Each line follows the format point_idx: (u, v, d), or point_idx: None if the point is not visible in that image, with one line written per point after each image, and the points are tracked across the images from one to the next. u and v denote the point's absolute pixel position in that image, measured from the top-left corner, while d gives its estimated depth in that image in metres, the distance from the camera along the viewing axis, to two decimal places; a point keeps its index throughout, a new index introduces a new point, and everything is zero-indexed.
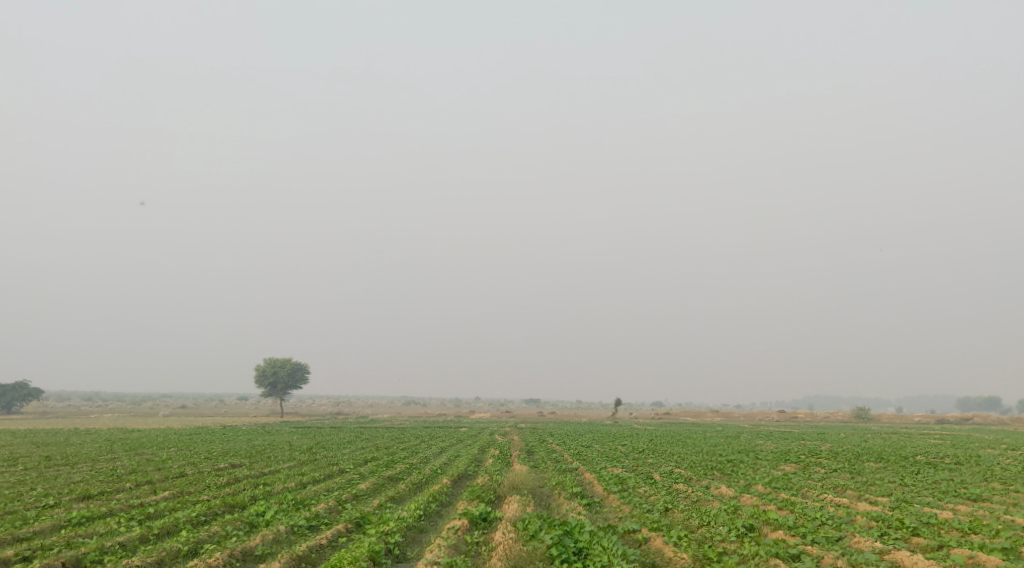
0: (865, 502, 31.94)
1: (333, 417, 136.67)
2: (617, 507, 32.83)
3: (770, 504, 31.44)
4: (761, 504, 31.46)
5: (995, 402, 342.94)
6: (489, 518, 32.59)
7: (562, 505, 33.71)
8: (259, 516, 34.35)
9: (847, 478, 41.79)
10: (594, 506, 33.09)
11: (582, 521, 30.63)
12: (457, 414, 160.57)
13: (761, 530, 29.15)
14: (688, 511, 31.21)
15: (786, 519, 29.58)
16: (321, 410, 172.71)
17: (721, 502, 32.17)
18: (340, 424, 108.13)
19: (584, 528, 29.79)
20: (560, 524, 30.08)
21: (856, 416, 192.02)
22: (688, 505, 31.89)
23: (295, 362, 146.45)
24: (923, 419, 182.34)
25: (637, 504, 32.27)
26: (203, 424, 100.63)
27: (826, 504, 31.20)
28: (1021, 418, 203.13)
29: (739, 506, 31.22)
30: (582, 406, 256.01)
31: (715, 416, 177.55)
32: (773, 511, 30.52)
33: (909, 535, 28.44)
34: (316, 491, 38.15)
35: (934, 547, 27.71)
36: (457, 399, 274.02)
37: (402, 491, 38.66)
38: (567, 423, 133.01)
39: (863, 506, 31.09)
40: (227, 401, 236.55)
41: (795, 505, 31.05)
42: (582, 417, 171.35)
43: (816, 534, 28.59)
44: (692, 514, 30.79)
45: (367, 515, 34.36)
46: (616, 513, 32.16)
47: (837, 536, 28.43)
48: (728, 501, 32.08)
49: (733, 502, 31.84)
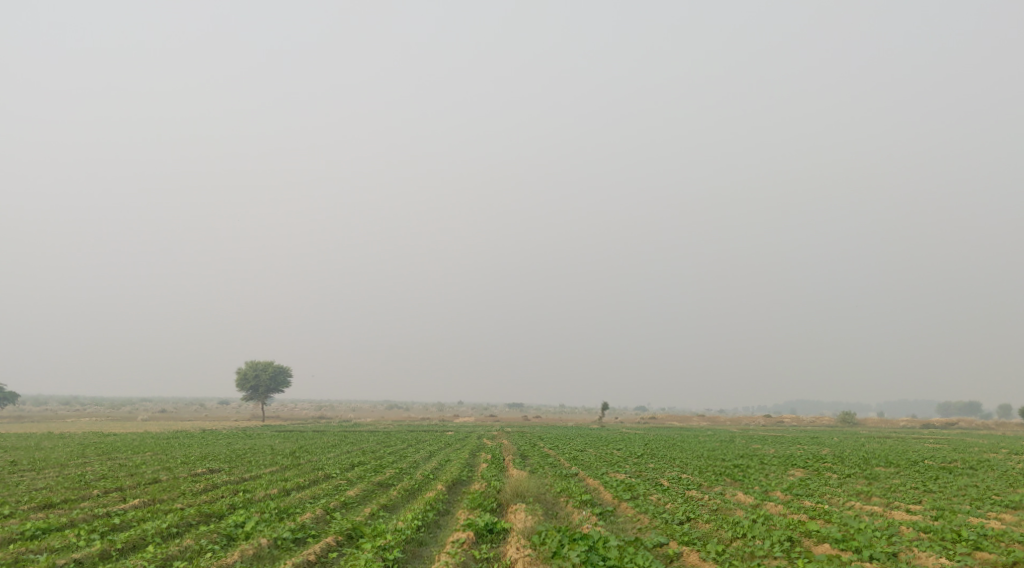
0: (908, 511, 29.57)
1: (316, 421, 133.77)
2: (632, 516, 30.30)
3: (803, 514, 29.03)
4: (792, 514, 29.05)
5: (974, 407, 345.34)
6: (496, 530, 29.92)
7: (571, 516, 31.15)
8: (237, 528, 31.49)
9: (866, 484, 39.52)
10: (608, 515, 30.53)
11: (603, 534, 28.06)
12: (441, 417, 157.99)
13: (803, 544, 26.78)
14: (715, 521, 28.74)
15: (829, 530, 27.21)
16: (302, 414, 169.28)
17: (747, 511, 29.73)
18: (324, 428, 105.15)
19: (610, 543, 27.27)
20: (581, 538, 27.47)
21: (843, 420, 186.78)
22: (712, 515, 29.44)
23: (278, 365, 142.98)
24: (910, 425, 179.47)
25: (657, 515, 29.76)
26: (181, 428, 96.84)
27: (866, 514, 28.82)
28: (1004, 423, 201.65)
29: (769, 515, 28.76)
30: (567, 411, 253.13)
31: (701, 421, 176.78)
32: (810, 521, 28.09)
33: (970, 549, 26.22)
34: (301, 499, 35.30)
35: (1005, 563, 25.43)
36: (440, 403, 270.68)
37: (395, 499, 35.88)
38: (554, 427, 131.09)
39: (906, 516, 28.77)
40: (208, 405, 232.03)
41: (832, 513, 28.68)
42: (569, 420, 169.86)
43: (865, 548, 26.20)
44: (723, 525, 28.37)
45: (359, 527, 31.53)
46: (635, 524, 29.58)
47: (891, 550, 26.08)
48: (754, 510, 29.68)
49: (762, 511, 29.41)
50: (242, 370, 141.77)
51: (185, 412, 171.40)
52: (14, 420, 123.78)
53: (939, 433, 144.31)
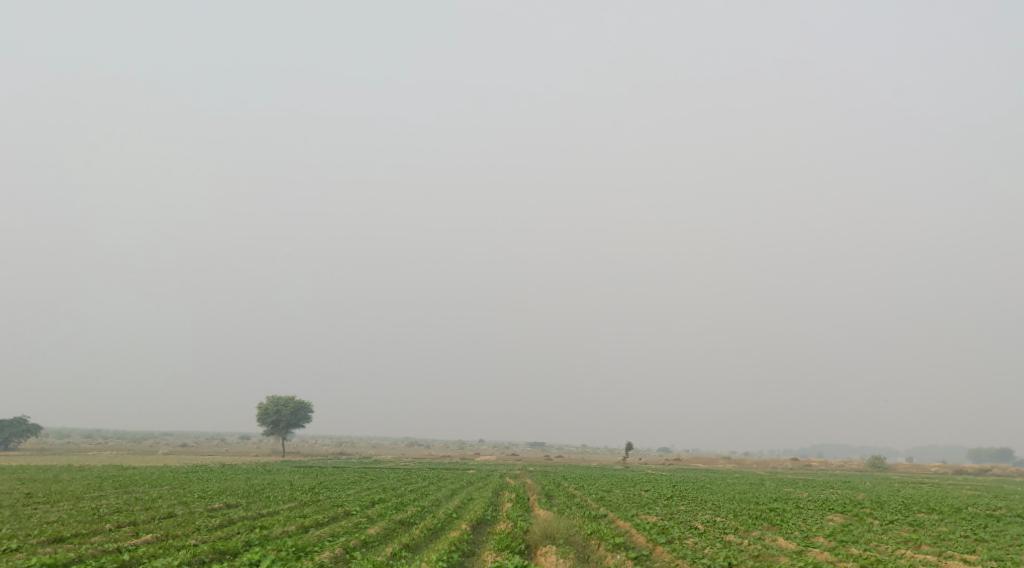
0: (968, 562, 27.76)
1: (337, 457, 132.68)
2: (669, 561, 28.67)
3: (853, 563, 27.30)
4: (842, 563, 27.32)
5: (1006, 454, 337.30)
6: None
7: (606, 560, 29.58)
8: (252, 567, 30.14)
9: (910, 530, 37.57)
10: (644, 560, 28.93)
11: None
12: (463, 455, 155.86)
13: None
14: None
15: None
16: (322, 449, 168.35)
17: (792, 558, 28.01)
18: (345, 464, 103.72)
19: None
20: None
21: (873, 464, 182.79)
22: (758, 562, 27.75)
23: (299, 400, 141.99)
24: (941, 472, 174.99)
25: (698, 561, 28.09)
26: (201, 462, 95.94)
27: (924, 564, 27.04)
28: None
29: (818, 563, 27.08)
30: (588, 451, 249.63)
31: (728, 462, 173.60)
32: None
33: None
34: (319, 536, 33.90)
35: None
36: (462, 441, 268.73)
37: (418, 538, 34.42)
38: (579, 467, 128.73)
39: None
40: (229, 440, 230.82)
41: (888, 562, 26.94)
42: (593, 460, 167.35)
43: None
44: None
45: None
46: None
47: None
48: (800, 557, 27.95)
49: (811, 559, 27.71)
50: (263, 405, 141.03)
51: (206, 447, 170.84)
52: (36, 451, 123.80)
53: (973, 480, 140.24)
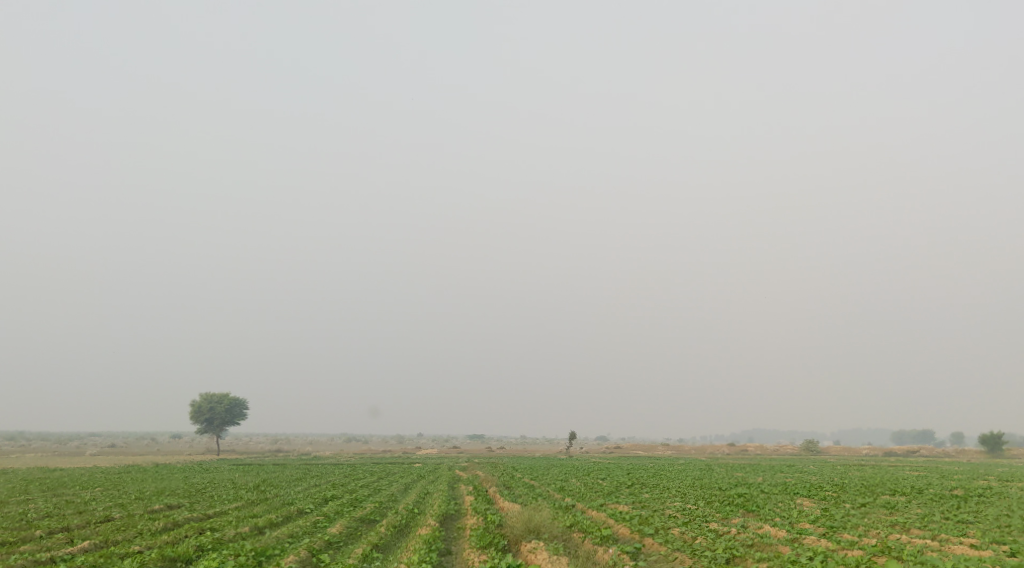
0: (976, 548, 26.59)
1: (273, 453, 128.49)
2: (671, 557, 27.07)
3: (863, 550, 25.96)
4: (849, 551, 26.18)
5: (927, 436, 349.13)
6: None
7: (599, 554, 27.99)
8: None
9: (887, 513, 36.67)
10: (641, 554, 27.56)
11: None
12: (404, 449, 152.92)
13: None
14: (770, 562, 25.90)
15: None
16: (258, 447, 163.02)
17: (788, 546, 27.11)
18: (284, 461, 99.94)
19: None
20: None
21: (805, 447, 186.89)
22: (761, 554, 26.58)
23: (234, 397, 137.18)
24: (873, 454, 176.83)
25: (702, 555, 26.76)
26: (131, 461, 91.24)
27: (930, 549, 25.95)
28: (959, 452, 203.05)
29: (827, 553, 25.83)
30: (529, 442, 247.42)
31: (669, 449, 174.48)
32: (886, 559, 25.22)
33: None
34: (278, 538, 31.17)
35: None
36: (400, 435, 266.11)
37: (387, 536, 32.12)
38: (521, 457, 127.77)
39: (972, 552, 25.88)
40: (159, 439, 221.62)
41: (903, 549, 25.65)
42: (535, 451, 166.25)
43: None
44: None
45: None
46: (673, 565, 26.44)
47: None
48: (800, 544, 26.96)
49: (814, 546, 26.45)
50: (196, 403, 135.66)
51: (136, 446, 164.32)
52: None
53: (905, 462, 142.12)
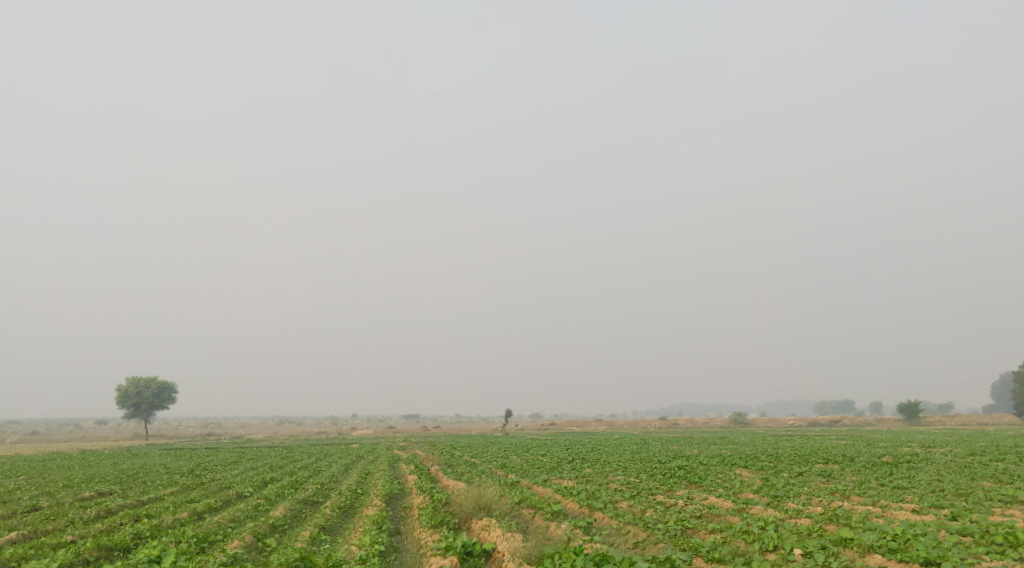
0: (917, 512, 27.55)
1: (203, 438, 125.63)
2: (625, 531, 27.22)
3: (812, 518, 26.65)
4: (796, 519, 26.86)
5: (848, 407, 362.24)
6: (475, 551, 26.71)
7: (551, 530, 28.01)
8: (154, 564, 26.14)
9: (823, 481, 37.77)
10: (592, 528, 27.73)
11: (608, 552, 25.12)
12: (340, 431, 151.26)
13: (839, 551, 24.67)
14: (723, 533, 26.38)
15: (869, 536, 25.07)
16: (186, 431, 158.96)
17: (737, 517, 27.56)
18: (216, 444, 97.70)
19: (635, 560, 24.42)
20: (605, 562, 24.44)
21: (734, 419, 191.69)
22: (713, 525, 27.03)
23: (162, 380, 133.46)
24: (799, 425, 182.33)
25: (655, 528, 27.07)
26: (54, 450, 87.89)
27: (875, 515, 26.79)
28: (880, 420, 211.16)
29: (778, 522, 26.42)
30: (464, 420, 247.48)
31: (603, 425, 176.81)
32: (831, 529, 25.88)
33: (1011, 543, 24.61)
34: (220, 523, 30.21)
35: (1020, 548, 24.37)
36: (334, 417, 263.51)
37: (332, 518, 31.50)
38: (458, 436, 127.78)
39: (915, 516, 26.82)
40: (81, 425, 213.93)
41: (851, 516, 26.46)
42: (471, 429, 166.42)
43: (910, 554, 24.18)
44: (739, 539, 25.89)
45: (309, 556, 26.80)
46: (628, 539, 26.67)
47: (939, 557, 23.88)
48: (749, 515, 27.44)
49: (764, 516, 27.03)
50: (122, 388, 131.46)
51: (58, 434, 158.63)
52: None
53: (829, 432, 147.04)
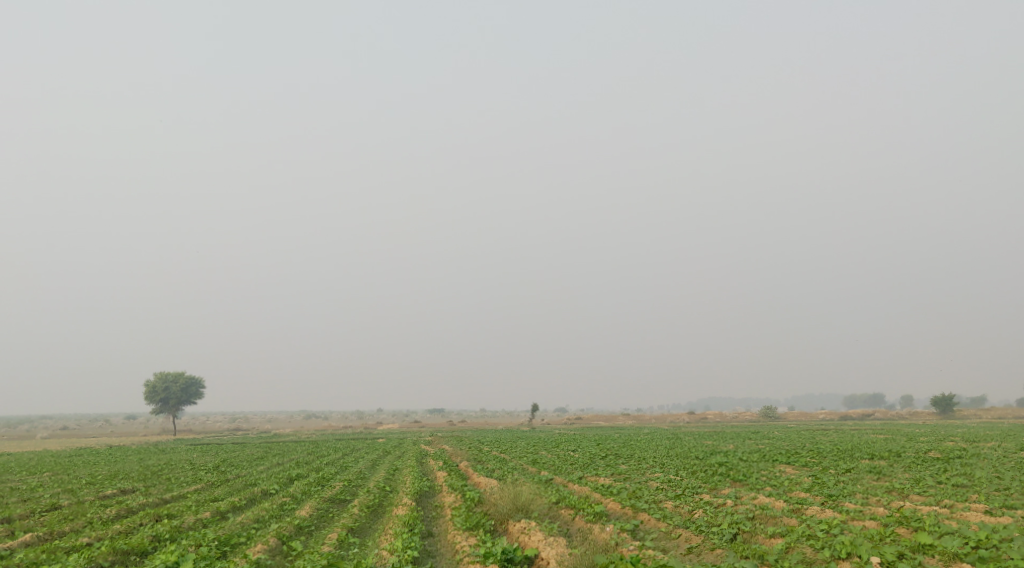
0: (991, 513, 25.86)
1: (231, 432, 125.58)
2: (678, 538, 25.76)
3: (881, 522, 25.19)
4: (860, 522, 25.43)
5: (877, 400, 356.57)
6: (517, 557, 25.31)
7: (596, 533, 26.55)
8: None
9: (876, 478, 36.00)
10: (639, 533, 26.34)
11: (664, 561, 23.68)
12: (365, 424, 150.74)
13: (919, 559, 23.17)
14: (786, 538, 24.95)
15: (951, 542, 23.51)
16: (214, 426, 158.72)
17: (797, 520, 26.03)
18: (243, 439, 97.17)
19: None
20: None
21: (764, 414, 188.37)
22: (772, 528, 25.61)
23: (189, 376, 133.39)
24: (830, 419, 178.65)
25: (710, 533, 25.67)
26: (82, 445, 87.60)
27: (948, 517, 25.20)
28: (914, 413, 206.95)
29: (844, 525, 24.95)
30: (489, 415, 246.26)
31: (631, 419, 174.31)
32: (902, 535, 24.32)
33: None
34: (242, 524, 28.90)
35: None
36: (360, 411, 263.38)
37: (360, 519, 30.10)
38: (485, 430, 126.55)
39: (990, 518, 25.14)
40: (111, 421, 215.25)
41: (924, 518, 24.93)
42: (497, 423, 164.95)
43: (999, 564, 22.63)
44: (804, 545, 24.42)
45: (337, 562, 25.30)
46: (680, 544, 25.41)
47: None
48: (811, 519, 25.88)
49: (827, 519, 25.52)
50: (150, 383, 131.41)
51: (87, 428, 159.56)
52: None
53: (860, 425, 143.91)
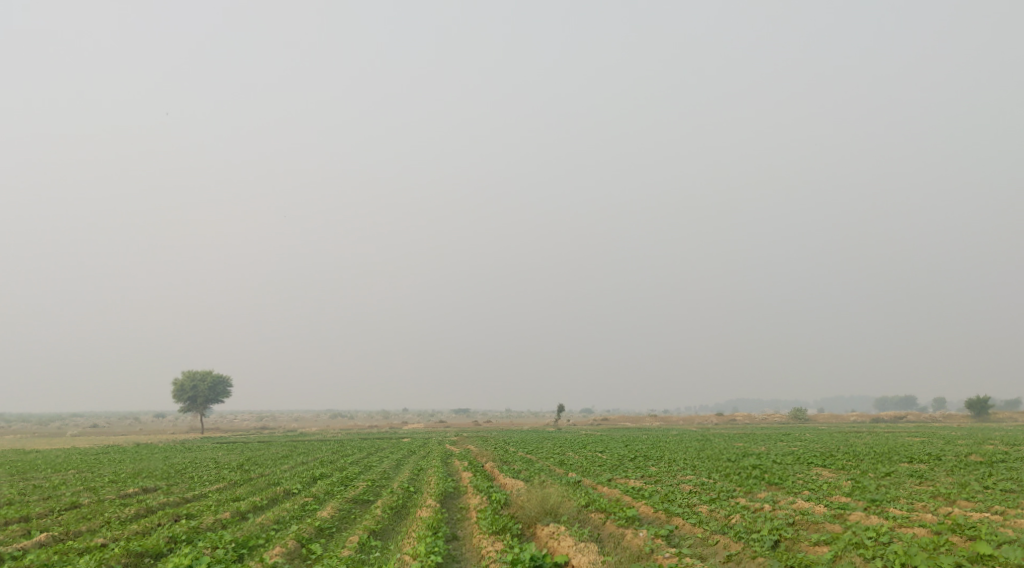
0: None
1: (257, 431, 125.78)
2: (716, 546, 24.69)
3: (933, 531, 23.92)
4: (910, 530, 24.17)
5: (909, 402, 350.77)
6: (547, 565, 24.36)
7: (629, 539, 25.55)
8: None
9: (918, 482, 34.59)
10: (675, 539, 25.30)
11: None
12: (390, 423, 150.41)
13: None
14: (832, 547, 23.81)
15: (1012, 552, 22.20)
16: (241, 424, 159.23)
17: (842, 528, 24.83)
18: (269, 438, 97.17)
19: None
20: None
21: (793, 416, 185.64)
22: (816, 536, 24.49)
23: (217, 374, 133.84)
24: (861, 420, 175.67)
25: (750, 540, 24.61)
26: (110, 443, 88.03)
27: (1004, 525, 23.90)
28: (946, 415, 203.11)
29: (893, 534, 23.73)
30: (514, 415, 245.38)
31: (657, 420, 172.48)
32: (956, 545, 23.06)
33: None
34: (261, 526, 28.16)
35: None
36: (386, 411, 263.94)
37: (382, 520, 29.25)
38: (511, 430, 125.69)
39: None
40: (141, 419, 216.80)
41: (979, 526, 23.64)
42: (523, 423, 164.09)
43: None
44: (853, 554, 23.27)
45: None
46: (719, 552, 24.38)
47: None
48: (857, 526, 24.64)
49: (874, 527, 24.31)
50: (178, 381, 132.01)
51: (118, 426, 161.17)
52: None
53: (893, 427, 141.13)
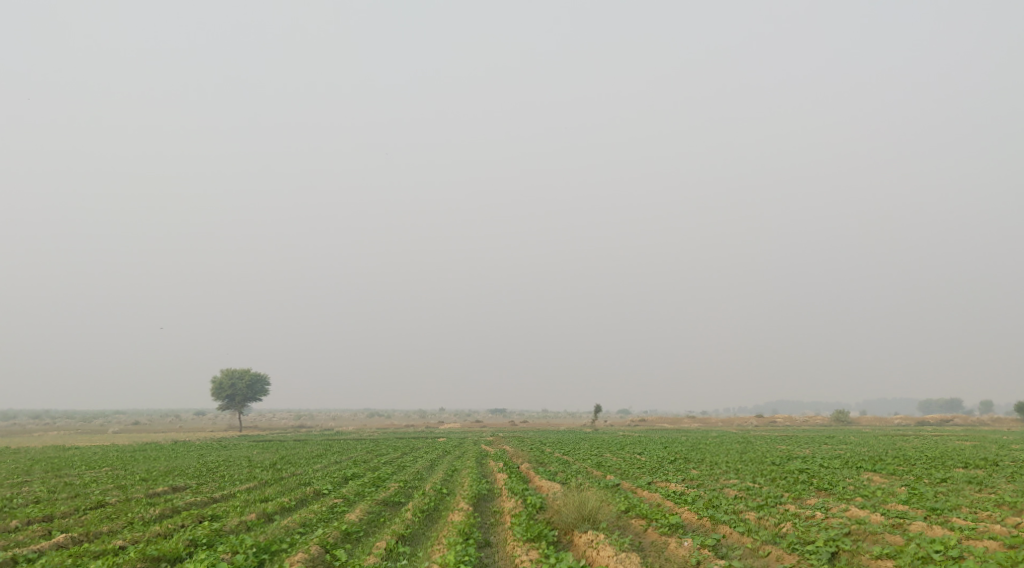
0: None
1: (294, 429, 125.87)
2: (767, 558, 23.26)
3: (1005, 546, 22.25)
4: (978, 544, 22.51)
5: (955, 405, 342.51)
6: None
7: (673, 549, 24.20)
8: None
9: (978, 490, 32.65)
10: (724, 551, 23.83)
11: None
12: (427, 423, 149.91)
13: None
14: (896, 562, 22.29)
15: None
16: (279, 423, 160.01)
17: (902, 541, 23.23)
18: (306, 438, 96.97)
19: None
20: None
21: (834, 418, 182.13)
22: (877, 548, 22.95)
23: (255, 373, 134.31)
24: (904, 423, 171.21)
25: (805, 552, 23.18)
26: (149, 440, 88.36)
27: None
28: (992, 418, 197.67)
29: (961, 548, 22.13)
30: (551, 415, 243.99)
31: (696, 422, 169.92)
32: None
33: None
34: (286, 529, 27.25)
35: None
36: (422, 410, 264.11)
37: (411, 525, 28.17)
38: (547, 431, 124.40)
39: None
40: (180, 417, 219.95)
41: None
42: (560, 424, 162.57)
43: None
44: None
45: None
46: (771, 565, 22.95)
47: None
48: (920, 537, 23.02)
49: (939, 539, 22.71)
50: (217, 379, 132.70)
51: (159, 422, 162.78)
52: None
53: (941, 432, 137.45)
